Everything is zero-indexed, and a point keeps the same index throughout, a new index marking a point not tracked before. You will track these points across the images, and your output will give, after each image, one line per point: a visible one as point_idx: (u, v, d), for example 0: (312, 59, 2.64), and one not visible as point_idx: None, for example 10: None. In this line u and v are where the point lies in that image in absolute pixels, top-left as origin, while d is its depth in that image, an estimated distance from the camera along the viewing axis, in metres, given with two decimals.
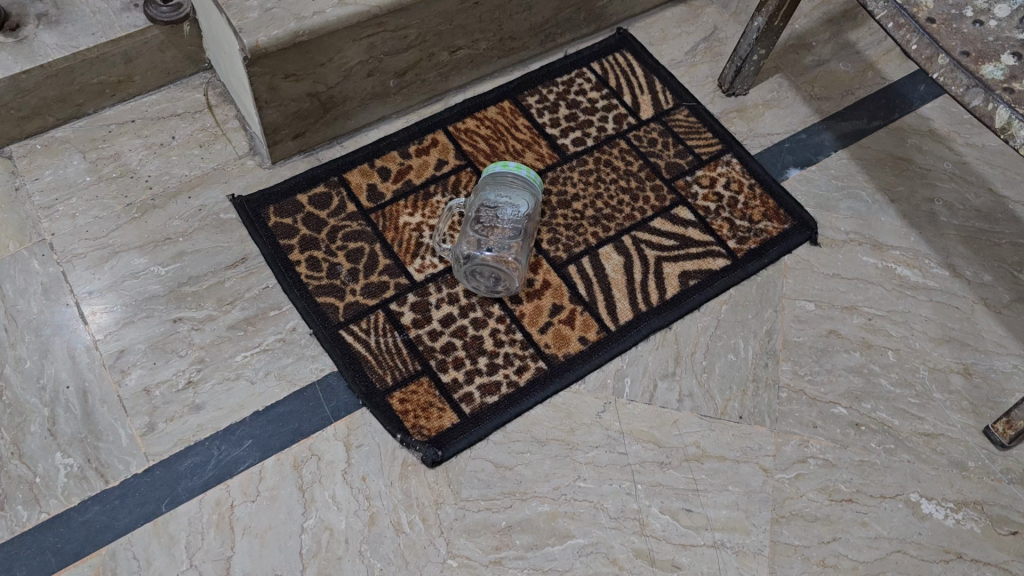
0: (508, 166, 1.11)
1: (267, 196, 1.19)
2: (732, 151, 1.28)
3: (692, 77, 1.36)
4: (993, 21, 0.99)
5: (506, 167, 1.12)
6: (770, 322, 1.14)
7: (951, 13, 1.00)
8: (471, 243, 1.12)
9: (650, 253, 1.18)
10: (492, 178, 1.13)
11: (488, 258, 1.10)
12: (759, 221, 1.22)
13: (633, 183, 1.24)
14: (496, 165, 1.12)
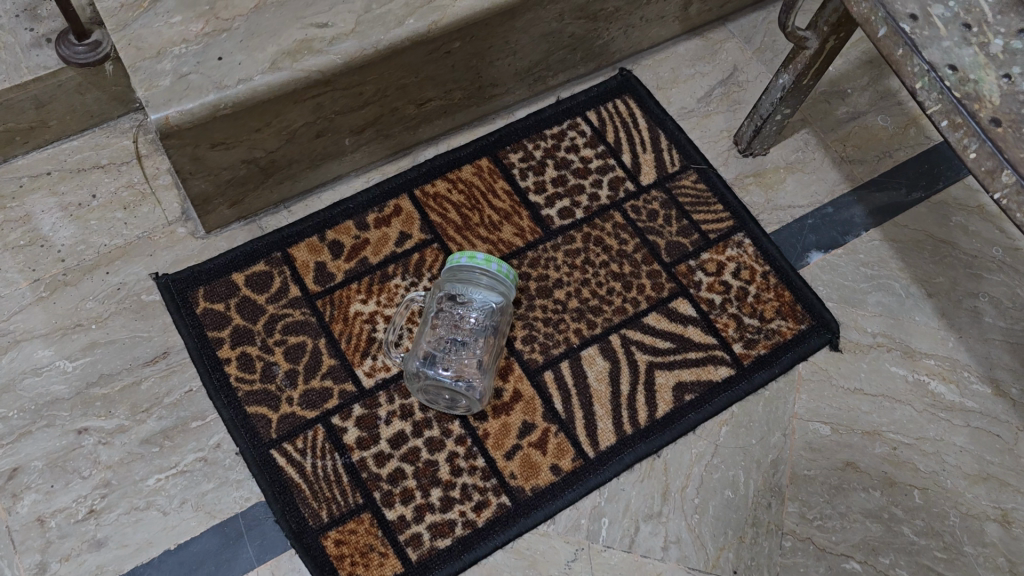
0: (475, 260, 0.93)
1: (196, 275, 1.02)
2: (745, 228, 1.10)
3: (704, 130, 1.17)
4: None
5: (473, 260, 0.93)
6: (777, 450, 0.98)
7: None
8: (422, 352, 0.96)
9: (640, 359, 1.01)
10: (452, 273, 0.96)
11: (438, 374, 0.94)
12: (771, 319, 1.04)
13: (626, 267, 1.06)
14: (459, 257, 0.94)
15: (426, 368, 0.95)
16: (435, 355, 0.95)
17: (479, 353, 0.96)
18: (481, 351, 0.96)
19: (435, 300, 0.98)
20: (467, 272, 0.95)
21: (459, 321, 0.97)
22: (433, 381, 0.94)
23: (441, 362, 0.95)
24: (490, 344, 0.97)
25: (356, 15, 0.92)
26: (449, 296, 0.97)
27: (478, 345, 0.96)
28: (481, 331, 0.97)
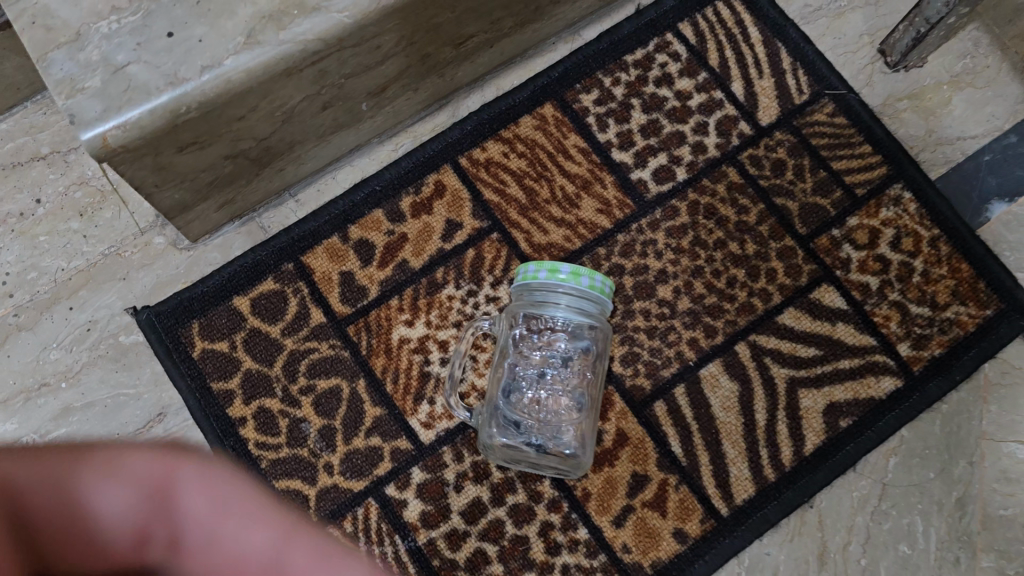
0: (557, 276, 0.67)
1: (186, 305, 0.77)
2: (904, 177, 0.82)
3: (837, 36, 0.87)
4: None
5: (557, 275, 0.66)
6: (963, 485, 0.76)
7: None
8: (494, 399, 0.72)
9: (778, 375, 0.77)
10: (521, 294, 0.70)
11: (520, 430, 0.71)
12: (946, 305, 0.79)
13: (750, 246, 0.80)
14: (531, 271, 0.68)
15: (504, 422, 0.71)
16: (513, 402, 0.72)
17: (571, 391, 0.72)
18: (573, 388, 0.72)
19: (501, 325, 0.73)
20: (543, 293, 0.69)
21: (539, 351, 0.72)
22: (515, 440, 0.71)
23: (523, 412, 0.71)
24: (585, 374, 0.73)
25: None
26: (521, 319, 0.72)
27: (569, 379, 0.72)
28: (569, 360, 0.73)
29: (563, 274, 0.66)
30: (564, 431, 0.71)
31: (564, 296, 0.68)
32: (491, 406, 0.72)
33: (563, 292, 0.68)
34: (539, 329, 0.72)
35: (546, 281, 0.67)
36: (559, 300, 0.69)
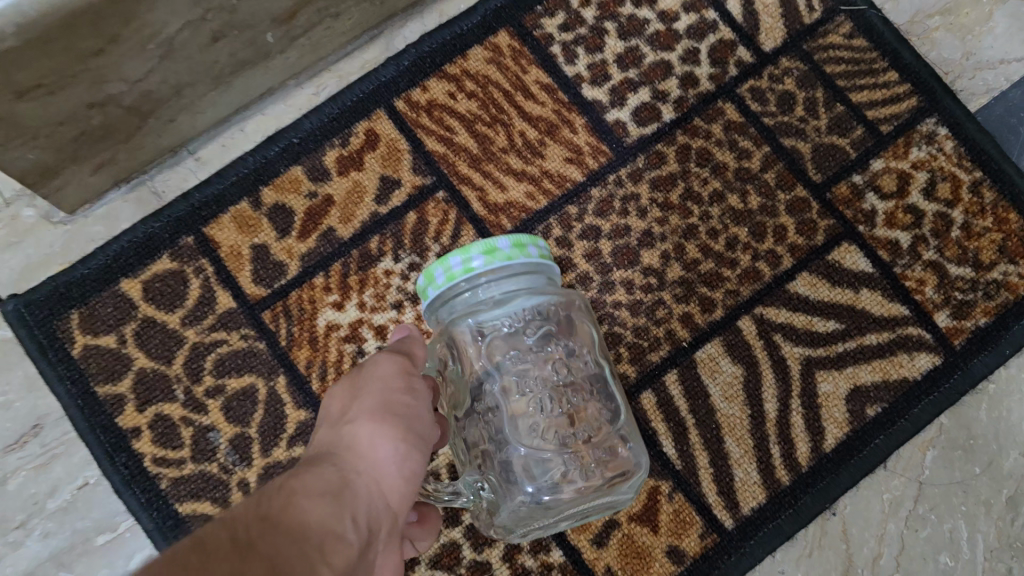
0: (498, 256, 0.46)
1: (63, 292, 0.63)
2: (939, 109, 0.68)
3: None
4: None
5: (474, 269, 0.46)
6: (1015, 482, 0.62)
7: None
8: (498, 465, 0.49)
9: (790, 355, 0.63)
10: (435, 309, 0.48)
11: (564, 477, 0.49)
12: (993, 264, 0.65)
13: (754, 200, 0.65)
14: (457, 266, 0.46)
15: (548, 470, 0.49)
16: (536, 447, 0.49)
17: (582, 384, 0.52)
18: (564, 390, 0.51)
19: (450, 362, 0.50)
20: (467, 288, 0.47)
21: (512, 364, 0.50)
22: (574, 488, 0.49)
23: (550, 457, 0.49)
24: (580, 355, 0.52)
25: None
26: (454, 339, 0.50)
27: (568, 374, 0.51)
28: (556, 354, 0.51)
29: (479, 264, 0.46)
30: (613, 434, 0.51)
31: (495, 280, 0.47)
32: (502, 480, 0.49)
33: (491, 277, 0.47)
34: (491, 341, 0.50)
35: (463, 281, 0.46)
36: (494, 282, 0.47)
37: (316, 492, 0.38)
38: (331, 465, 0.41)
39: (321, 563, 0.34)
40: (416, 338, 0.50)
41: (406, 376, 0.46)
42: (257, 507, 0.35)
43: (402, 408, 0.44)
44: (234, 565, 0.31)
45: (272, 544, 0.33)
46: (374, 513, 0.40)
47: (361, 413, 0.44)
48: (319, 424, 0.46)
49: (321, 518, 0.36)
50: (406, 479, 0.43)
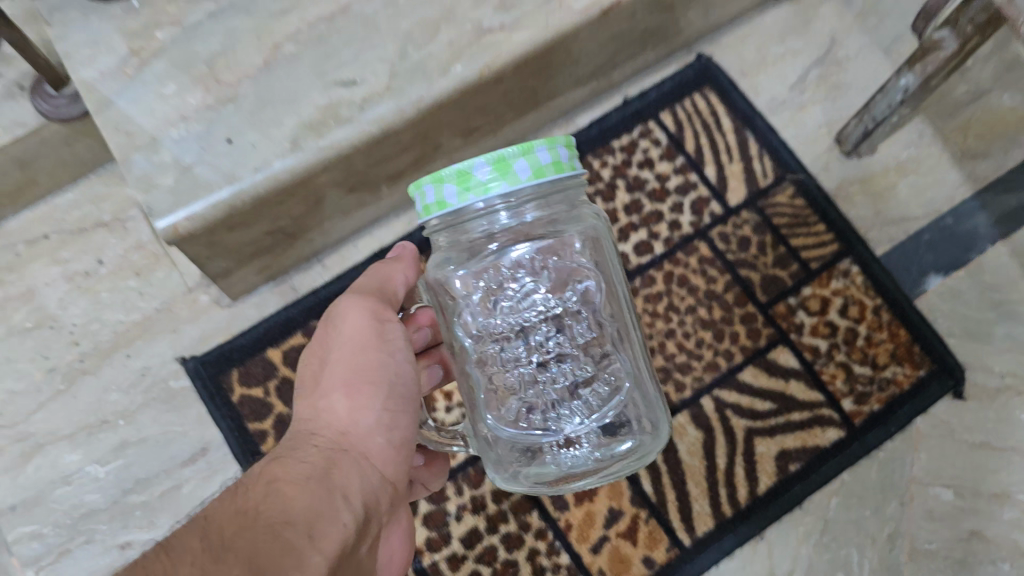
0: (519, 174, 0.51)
1: (227, 355, 0.90)
2: (854, 253, 0.94)
3: (798, 128, 0.99)
4: None
5: (490, 189, 0.51)
6: (893, 523, 0.87)
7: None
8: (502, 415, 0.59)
9: (737, 424, 0.89)
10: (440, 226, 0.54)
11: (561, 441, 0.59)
12: (886, 366, 0.91)
13: (716, 312, 0.92)
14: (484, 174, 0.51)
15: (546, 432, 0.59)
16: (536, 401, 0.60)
17: (594, 350, 0.60)
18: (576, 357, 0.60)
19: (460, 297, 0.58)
20: (488, 212, 0.54)
21: (528, 320, 0.59)
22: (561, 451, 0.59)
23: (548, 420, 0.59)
24: (600, 316, 0.60)
25: (390, 65, 0.73)
26: (469, 261, 0.57)
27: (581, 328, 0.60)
28: (575, 310, 0.60)
29: (487, 173, 0.51)
30: (622, 417, 0.60)
31: (512, 203, 0.54)
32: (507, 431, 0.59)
33: (508, 196, 0.52)
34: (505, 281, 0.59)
35: (473, 197, 0.52)
36: (517, 206, 0.55)
37: (309, 468, 0.55)
38: (322, 442, 0.58)
39: (323, 515, 0.51)
40: (388, 284, 0.66)
41: (381, 330, 0.61)
42: (259, 486, 0.52)
43: (376, 366, 0.60)
44: (250, 514, 0.49)
45: (271, 519, 0.49)
46: (366, 480, 0.57)
47: (339, 384, 0.60)
48: (300, 389, 0.62)
49: (315, 490, 0.53)
50: (382, 433, 0.60)
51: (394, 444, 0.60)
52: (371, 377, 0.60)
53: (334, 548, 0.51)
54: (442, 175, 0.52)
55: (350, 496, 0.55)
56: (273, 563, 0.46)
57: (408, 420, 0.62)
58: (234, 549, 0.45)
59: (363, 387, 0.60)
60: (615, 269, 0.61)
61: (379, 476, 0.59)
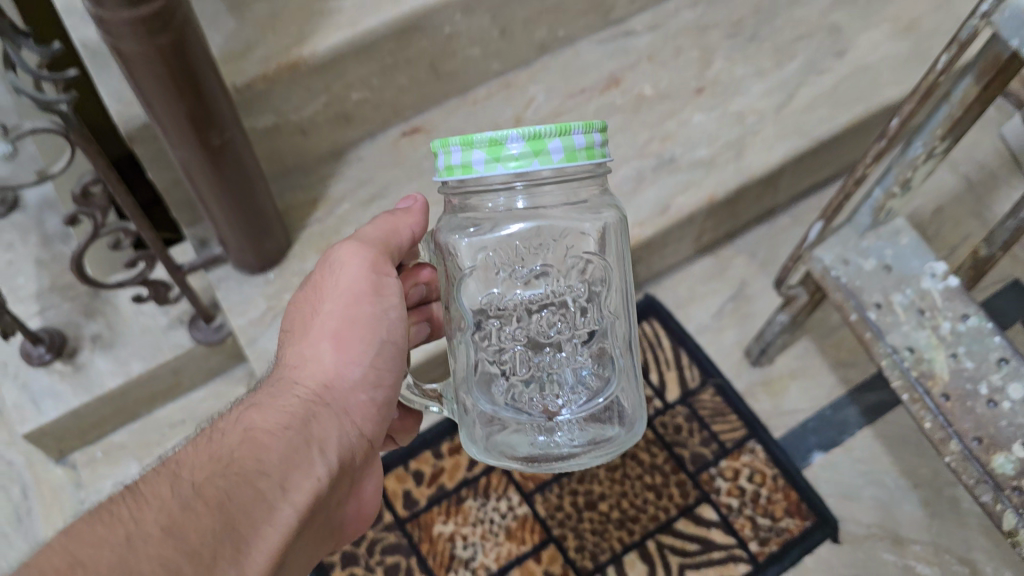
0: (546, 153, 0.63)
1: None
2: (757, 436, 1.31)
3: (718, 345, 1.39)
4: (970, 361, 1.04)
5: (521, 164, 0.63)
6: None
7: (1003, 426, 0.99)
8: (489, 390, 0.78)
9: (672, 560, 1.23)
10: (464, 189, 0.68)
11: (541, 423, 0.77)
12: (781, 518, 1.25)
13: (657, 478, 1.29)
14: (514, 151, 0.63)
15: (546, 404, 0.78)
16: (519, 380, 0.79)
17: (587, 345, 0.80)
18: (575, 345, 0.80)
19: (468, 267, 0.79)
20: (509, 191, 0.70)
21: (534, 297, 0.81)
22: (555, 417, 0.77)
23: (531, 399, 0.78)
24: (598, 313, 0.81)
25: None
26: (478, 230, 0.75)
27: (582, 328, 0.80)
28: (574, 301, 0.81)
29: (521, 148, 0.62)
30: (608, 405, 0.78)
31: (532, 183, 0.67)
32: (492, 405, 0.77)
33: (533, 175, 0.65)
34: (520, 269, 0.80)
35: (501, 166, 0.63)
36: (535, 189, 0.70)
37: (292, 416, 0.68)
38: (309, 390, 0.72)
39: (298, 465, 0.65)
40: (395, 233, 0.83)
41: (377, 283, 0.78)
42: (240, 432, 0.65)
43: (365, 323, 0.77)
44: (171, 530, 0.55)
45: (247, 467, 0.61)
46: (343, 427, 0.72)
47: (329, 336, 0.76)
48: (293, 331, 0.78)
49: (296, 441, 0.66)
50: (364, 389, 0.76)
51: (374, 401, 0.76)
52: (358, 334, 0.76)
53: (309, 496, 0.64)
54: (472, 142, 0.64)
55: (328, 444, 0.69)
56: (245, 509, 0.59)
57: (386, 377, 0.78)
58: (207, 494, 0.58)
59: (351, 346, 0.76)
60: (622, 283, 0.81)
61: (357, 428, 0.74)
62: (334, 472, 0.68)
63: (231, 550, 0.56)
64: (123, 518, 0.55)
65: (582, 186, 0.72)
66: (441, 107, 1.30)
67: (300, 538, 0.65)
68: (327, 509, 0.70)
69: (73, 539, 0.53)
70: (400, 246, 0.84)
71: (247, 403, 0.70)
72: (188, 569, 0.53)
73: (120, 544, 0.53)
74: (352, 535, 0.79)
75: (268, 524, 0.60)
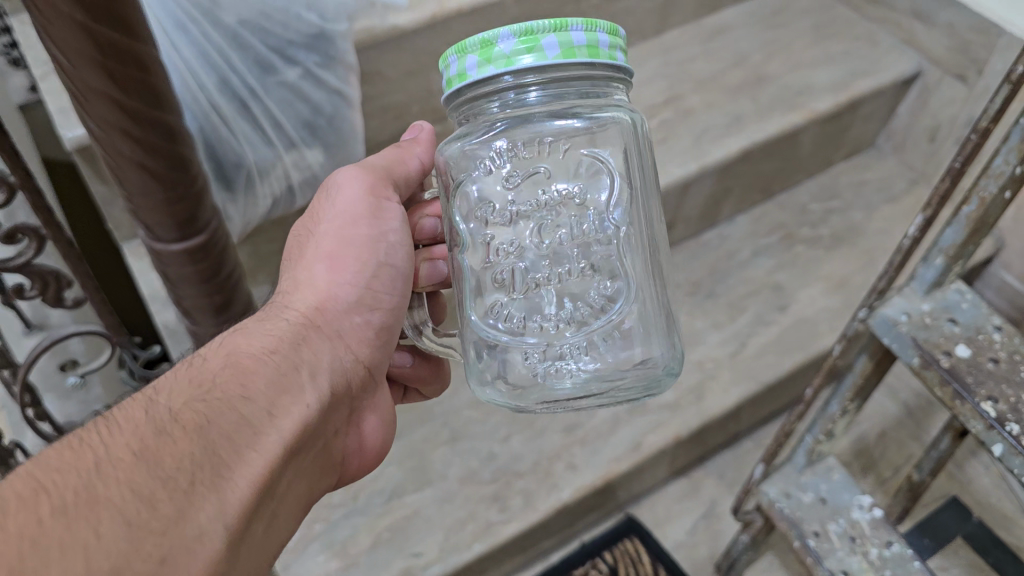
0: (536, 44, 0.63)
1: None
2: None
3: (693, 559, 1.53)
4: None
5: (510, 61, 0.63)
6: None
7: None
8: (486, 306, 0.79)
9: None
10: (463, 101, 0.68)
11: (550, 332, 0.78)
12: None
13: None
14: (506, 49, 0.63)
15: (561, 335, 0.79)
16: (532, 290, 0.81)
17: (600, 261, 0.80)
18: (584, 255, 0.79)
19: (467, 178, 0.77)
20: (513, 91, 0.68)
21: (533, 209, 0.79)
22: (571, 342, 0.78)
23: (543, 330, 0.79)
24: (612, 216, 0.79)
25: (438, 542, 1.32)
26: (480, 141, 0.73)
27: (594, 241, 0.79)
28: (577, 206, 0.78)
29: (513, 46, 0.63)
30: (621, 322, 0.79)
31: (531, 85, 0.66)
32: (499, 336, 0.78)
33: (526, 72, 0.64)
34: (516, 176, 0.77)
35: (493, 67, 0.64)
36: (543, 90, 0.68)
37: (277, 343, 0.71)
38: (299, 316, 0.76)
39: (285, 387, 0.68)
40: (401, 162, 0.89)
41: (375, 207, 0.84)
42: (225, 357, 0.68)
43: (360, 248, 0.82)
44: (153, 446, 0.57)
45: (229, 391, 0.64)
46: (332, 348, 0.76)
47: (325, 259, 0.82)
48: (292, 257, 0.84)
49: (279, 367, 0.69)
50: (354, 315, 0.80)
51: (367, 324, 0.81)
52: (349, 257, 0.82)
53: (298, 420, 0.67)
54: (467, 47, 0.65)
55: (315, 370, 0.72)
56: (224, 433, 0.61)
57: (379, 297, 0.83)
58: (184, 419, 0.60)
59: (344, 266, 0.81)
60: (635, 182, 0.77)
61: (345, 355, 0.77)
62: (322, 398, 0.71)
63: (211, 474, 0.58)
64: (95, 440, 0.57)
65: (587, 86, 0.69)
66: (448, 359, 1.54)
67: (292, 468, 0.67)
68: (320, 438, 0.72)
69: (43, 462, 0.54)
70: (409, 173, 0.89)
71: (231, 332, 0.72)
72: (166, 492, 0.54)
73: (93, 467, 0.54)
74: (354, 472, 0.85)
75: (250, 444, 0.62)
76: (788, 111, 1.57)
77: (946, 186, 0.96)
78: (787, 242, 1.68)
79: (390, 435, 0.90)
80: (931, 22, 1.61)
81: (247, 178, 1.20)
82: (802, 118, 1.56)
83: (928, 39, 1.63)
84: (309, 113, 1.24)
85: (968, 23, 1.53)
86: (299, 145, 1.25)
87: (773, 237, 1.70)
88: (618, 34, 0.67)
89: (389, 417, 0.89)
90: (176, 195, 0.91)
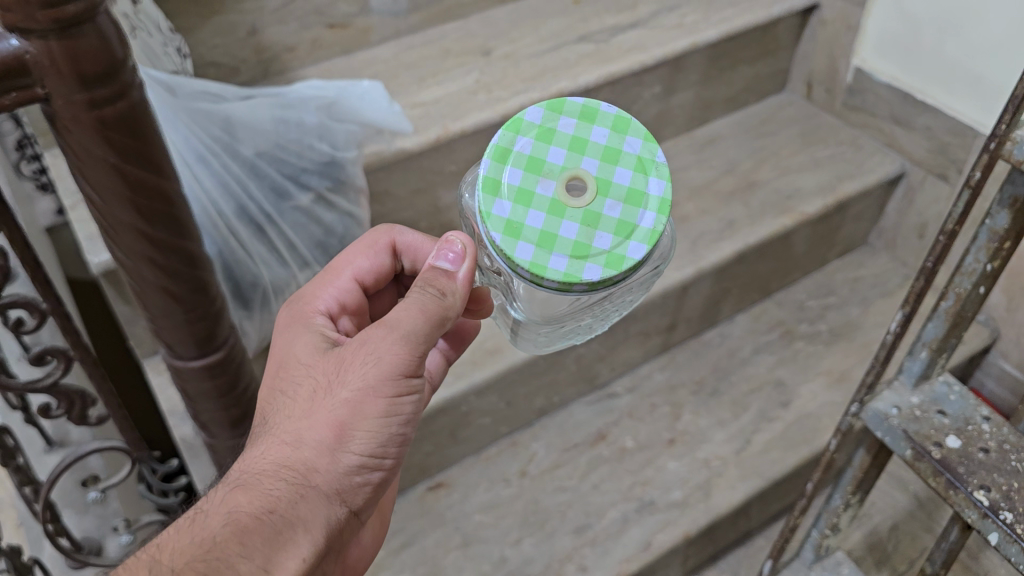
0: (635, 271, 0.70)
1: None
2: None
3: None
4: None
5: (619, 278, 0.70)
6: None
7: None
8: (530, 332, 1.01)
9: None
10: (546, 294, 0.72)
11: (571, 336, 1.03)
12: None
13: None
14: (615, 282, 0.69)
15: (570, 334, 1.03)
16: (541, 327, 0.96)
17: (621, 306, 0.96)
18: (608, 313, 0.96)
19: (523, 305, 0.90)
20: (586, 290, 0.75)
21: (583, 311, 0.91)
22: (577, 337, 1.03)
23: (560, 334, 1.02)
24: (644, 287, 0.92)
25: None
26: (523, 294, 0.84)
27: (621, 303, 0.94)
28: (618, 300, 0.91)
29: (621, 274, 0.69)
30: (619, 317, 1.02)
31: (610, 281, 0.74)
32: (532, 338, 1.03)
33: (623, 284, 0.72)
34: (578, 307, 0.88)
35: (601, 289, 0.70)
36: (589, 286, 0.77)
37: (282, 498, 0.72)
38: (305, 469, 0.74)
39: (280, 548, 0.70)
40: (436, 327, 0.79)
41: (394, 375, 0.77)
42: (225, 514, 0.71)
43: (373, 414, 0.77)
44: None
45: (227, 551, 0.68)
46: (337, 502, 0.76)
47: (334, 421, 0.76)
48: (298, 399, 0.79)
49: (280, 525, 0.71)
50: (361, 472, 0.78)
51: (372, 480, 0.79)
52: (362, 421, 0.77)
53: None
54: (578, 284, 0.68)
55: (315, 527, 0.73)
56: None
57: (390, 454, 0.80)
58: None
59: (353, 434, 0.76)
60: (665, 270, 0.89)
61: (351, 507, 0.77)
62: (321, 550, 0.73)
63: None
64: None
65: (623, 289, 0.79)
66: (460, 464, 1.58)
67: None
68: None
69: None
70: (435, 337, 0.80)
71: (235, 479, 0.74)
72: None
73: None
74: None
75: None
76: (779, 214, 1.64)
77: (920, 285, 1.02)
78: (787, 338, 1.73)
79: (368, 553, 0.96)
80: (910, 127, 1.70)
81: (264, 296, 1.28)
82: (792, 220, 1.63)
83: (909, 142, 1.72)
84: (321, 234, 1.32)
85: (946, 126, 1.62)
86: (312, 264, 1.32)
87: (772, 333, 1.75)
88: (654, 165, 0.71)
89: (368, 544, 0.95)
90: (195, 314, 0.98)
